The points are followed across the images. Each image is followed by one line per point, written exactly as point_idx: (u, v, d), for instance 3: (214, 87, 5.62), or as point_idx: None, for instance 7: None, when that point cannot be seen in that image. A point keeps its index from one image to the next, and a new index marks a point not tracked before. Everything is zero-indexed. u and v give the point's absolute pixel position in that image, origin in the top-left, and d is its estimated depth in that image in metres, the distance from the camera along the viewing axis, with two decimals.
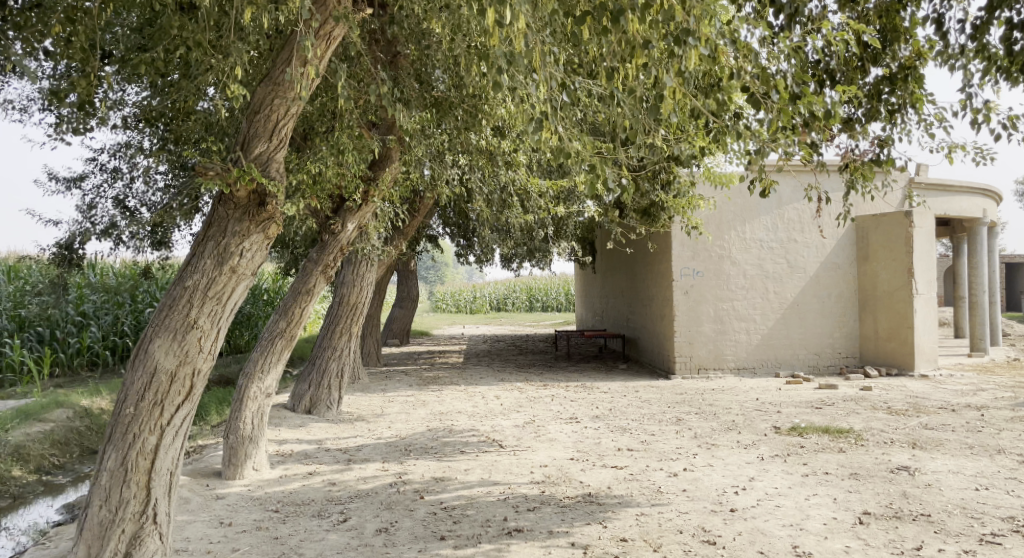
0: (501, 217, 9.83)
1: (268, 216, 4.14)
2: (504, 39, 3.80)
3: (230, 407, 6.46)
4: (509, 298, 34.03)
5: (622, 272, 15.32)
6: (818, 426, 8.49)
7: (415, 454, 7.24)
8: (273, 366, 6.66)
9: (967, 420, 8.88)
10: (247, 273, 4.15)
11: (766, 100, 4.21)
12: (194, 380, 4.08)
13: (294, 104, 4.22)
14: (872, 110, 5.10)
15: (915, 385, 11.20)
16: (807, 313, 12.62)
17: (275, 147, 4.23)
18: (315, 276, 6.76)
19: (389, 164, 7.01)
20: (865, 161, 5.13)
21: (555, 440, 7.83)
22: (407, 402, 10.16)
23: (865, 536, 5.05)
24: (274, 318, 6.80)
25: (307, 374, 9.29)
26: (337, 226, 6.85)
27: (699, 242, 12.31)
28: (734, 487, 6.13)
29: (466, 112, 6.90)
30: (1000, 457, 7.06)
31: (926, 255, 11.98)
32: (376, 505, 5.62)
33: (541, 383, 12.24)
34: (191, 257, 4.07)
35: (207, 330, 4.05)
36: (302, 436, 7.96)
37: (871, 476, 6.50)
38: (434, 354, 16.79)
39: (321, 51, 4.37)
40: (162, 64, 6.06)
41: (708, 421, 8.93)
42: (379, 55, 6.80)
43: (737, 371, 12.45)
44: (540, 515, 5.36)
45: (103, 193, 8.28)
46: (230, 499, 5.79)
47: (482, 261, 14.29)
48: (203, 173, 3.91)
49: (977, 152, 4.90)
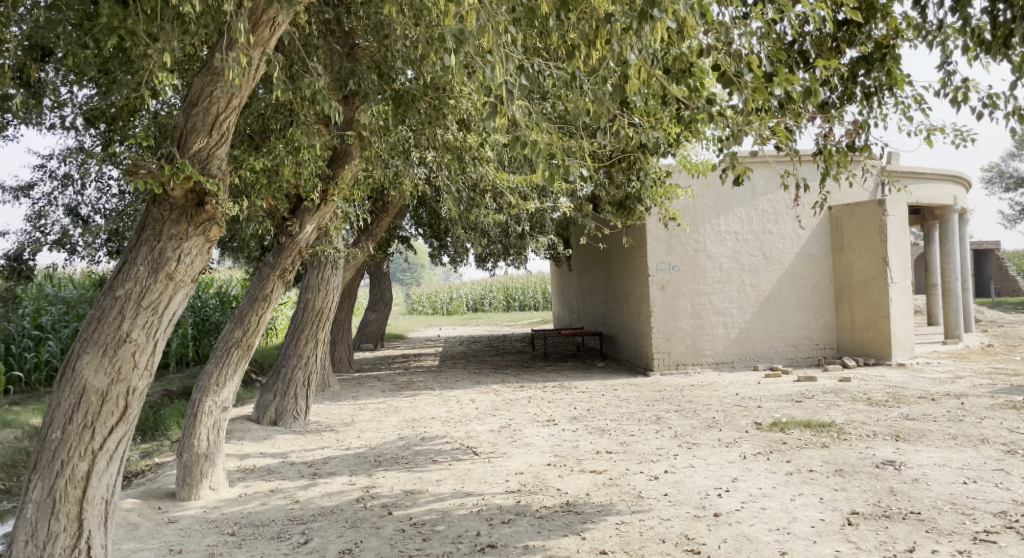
0: (470, 215, 9.51)
1: (207, 217, 3.81)
2: (454, 23, 3.62)
3: (184, 424, 6.10)
4: (486, 298, 33.69)
5: (597, 269, 15.08)
6: (799, 421, 8.28)
7: (385, 465, 6.91)
8: (231, 378, 6.31)
9: (948, 409, 8.75)
10: (186, 280, 3.82)
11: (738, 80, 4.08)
12: (129, 399, 3.75)
13: (234, 95, 3.87)
14: (849, 93, 4.92)
15: (893, 375, 11.08)
16: (783, 305, 12.46)
17: (216, 142, 3.90)
18: (272, 282, 6.31)
19: (349, 162, 6.64)
20: (843, 147, 4.92)
21: (531, 445, 7.55)
22: (379, 410, 9.82)
23: (855, 539, 4.82)
24: (230, 326, 6.42)
25: (271, 383, 8.86)
26: (294, 227, 6.39)
27: (674, 235, 12.10)
28: (718, 490, 5.89)
29: (429, 106, 6.51)
30: (985, 448, 6.89)
31: (900, 245, 11.89)
32: (341, 523, 5.30)
33: (518, 384, 11.96)
34: (122, 264, 3.72)
35: (141, 343, 3.72)
36: (266, 450, 7.61)
37: (857, 472, 6.30)
38: (408, 358, 16.45)
39: (262, 39, 3.99)
40: (104, 57, 5.64)
41: (688, 419, 8.69)
42: (335, 46, 6.54)
43: (715, 365, 12.27)
44: (516, 528, 5.07)
45: (54, 201, 7.85)
46: (183, 522, 5.45)
47: (456, 262, 13.97)
48: (133, 171, 3.59)
49: (956, 135, 4.80)
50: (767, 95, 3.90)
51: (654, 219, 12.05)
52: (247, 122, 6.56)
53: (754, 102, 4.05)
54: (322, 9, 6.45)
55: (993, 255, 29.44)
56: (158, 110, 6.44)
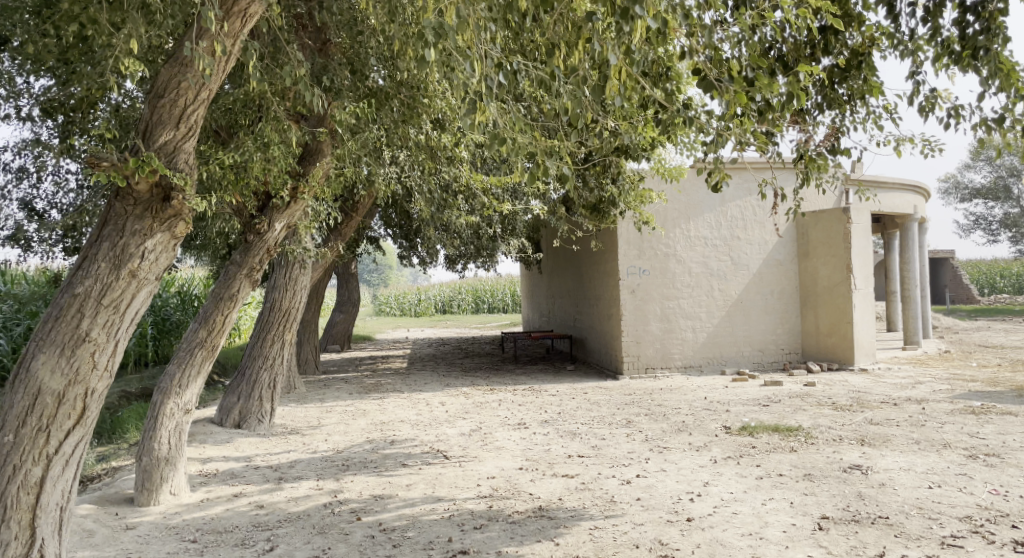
0: (443, 216, 9.38)
1: (173, 213, 3.68)
2: (434, 16, 3.54)
3: (143, 426, 5.90)
4: (454, 301, 33.54)
5: (568, 272, 15.07)
6: (767, 425, 8.32)
7: (353, 469, 6.77)
8: (193, 380, 6.11)
9: (910, 414, 8.88)
10: (149, 277, 3.67)
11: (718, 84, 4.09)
12: (88, 401, 3.59)
13: (205, 88, 3.74)
14: (824, 100, 4.95)
15: (856, 380, 11.24)
16: (750, 310, 12.57)
17: (183, 135, 3.77)
18: (239, 281, 6.13)
19: (321, 160, 6.42)
20: (818, 153, 5.00)
21: (502, 449, 7.47)
22: (346, 413, 9.66)
23: (826, 544, 4.82)
24: (194, 327, 6.23)
25: (235, 385, 8.66)
26: (262, 225, 6.17)
27: (645, 239, 12.12)
28: (690, 494, 5.87)
29: (403, 104, 6.41)
30: (948, 452, 7.00)
31: (863, 253, 12.10)
32: (308, 529, 5.16)
33: (488, 387, 11.86)
34: (81, 260, 3.56)
35: (102, 343, 3.57)
36: (229, 453, 7.41)
37: (826, 476, 6.33)
38: (376, 360, 16.26)
39: (233, 29, 3.86)
40: (63, 46, 5.43)
41: (658, 423, 8.69)
42: (307, 41, 6.41)
43: (684, 369, 12.31)
44: (488, 534, 4.98)
45: (7, 194, 7.56)
46: (141, 529, 5.26)
47: (426, 262, 13.84)
48: (94, 163, 3.44)
49: (924, 144, 5.01)
50: (750, 97, 3.93)
51: (626, 223, 12.06)
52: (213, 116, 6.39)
53: (733, 104, 4.04)
54: (294, 3, 6.32)
55: (949, 264, 30.16)
56: (120, 102, 6.24)
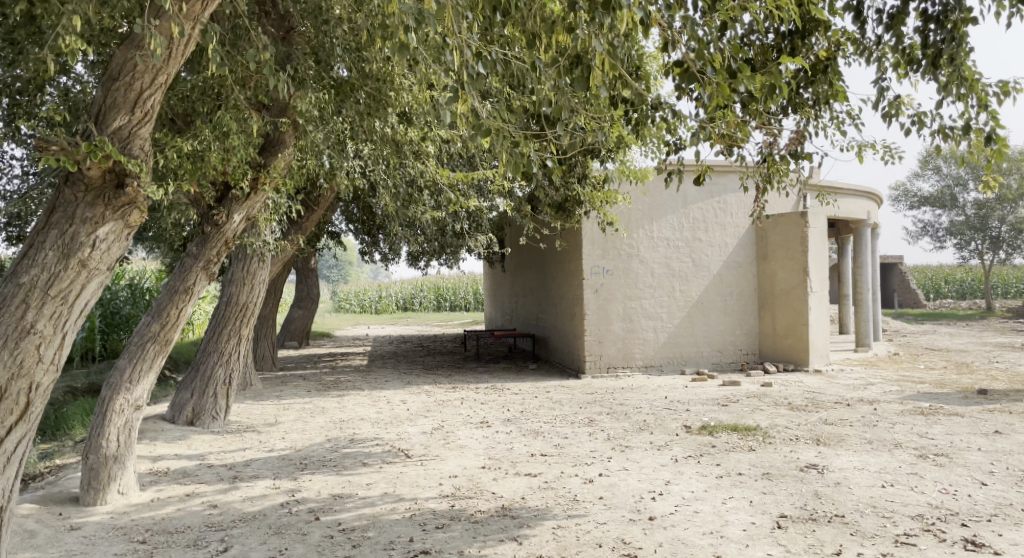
0: (408, 212, 9.25)
1: (127, 201, 3.53)
2: (409, 3, 3.46)
3: (91, 422, 5.69)
4: (416, 298, 33.31)
5: (532, 271, 15.05)
6: (726, 424, 8.40)
7: (311, 468, 6.63)
8: (145, 375, 5.89)
9: (863, 414, 9.06)
10: (101, 268, 3.52)
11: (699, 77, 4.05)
12: (32, 396, 3.43)
13: (161, 73, 3.59)
14: (789, 104, 4.97)
15: (811, 381, 11.44)
16: (710, 311, 12.70)
17: (139, 120, 3.61)
18: (194, 273, 5.91)
19: (282, 151, 6.14)
20: (783, 156, 5.03)
21: (464, 447, 7.40)
22: (304, 410, 9.49)
23: (785, 542, 4.87)
24: (146, 320, 6.00)
25: (189, 381, 8.43)
26: (221, 217, 5.97)
27: (609, 239, 12.16)
28: (651, 493, 5.89)
29: (369, 96, 6.26)
30: (900, 452, 7.15)
31: (819, 255, 12.34)
32: (264, 529, 5.03)
33: (450, 385, 11.77)
34: (27, 249, 3.38)
35: (48, 336, 3.41)
36: (182, 451, 7.21)
37: (783, 475, 6.41)
38: (336, 357, 16.02)
39: (193, 10, 3.72)
40: (8, 26, 5.20)
41: (620, 422, 8.71)
42: (271, 29, 6.24)
43: (645, 369, 12.37)
44: (450, 533, 4.92)
45: None
46: (88, 529, 5.07)
47: (388, 259, 13.67)
48: (42, 147, 3.28)
49: (884, 150, 5.12)
50: (735, 89, 3.90)
51: (591, 223, 12.07)
52: (170, 104, 6.18)
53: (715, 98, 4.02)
54: None
55: (899, 269, 30.96)
56: (71, 87, 6.00)
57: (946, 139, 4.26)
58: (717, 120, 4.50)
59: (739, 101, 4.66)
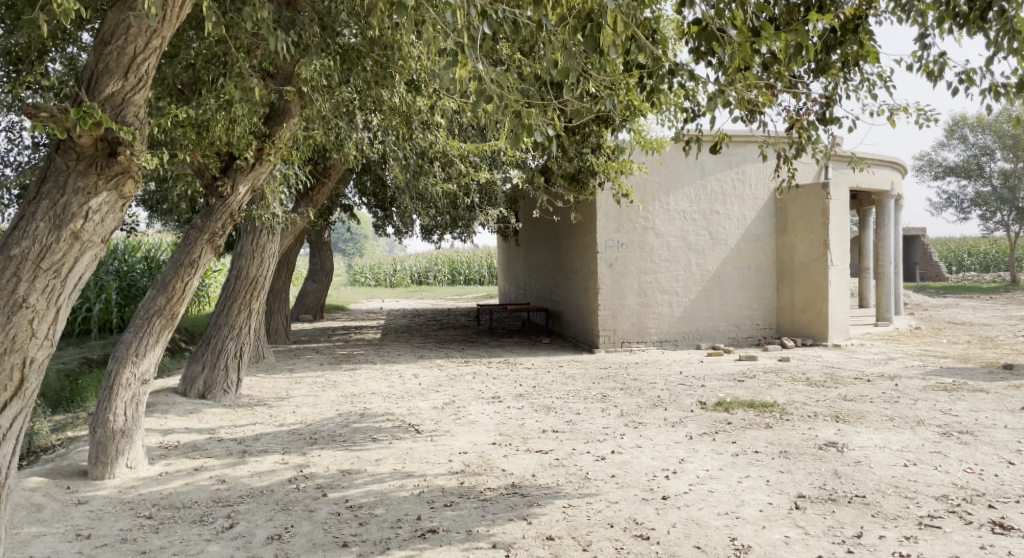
0: (418, 183, 9.06)
1: (120, 170, 3.41)
2: None
3: (99, 396, 5.64)
4: (431, 272, 33.27)
5: (546, 245, 14.87)
6: (743, 401, 8.23)
7: (320, 443, 6.57)
8: (152, 349, 5.80)
9: (884, 390, 8.86)
10: (95, 240, 3.41)
11: (722, 34, 3.83)
12: (26, 371, 3.30)
13: (156, 35, 3.45)
14: (817, 67, 4.74)
15: (829, 355, 11.24)
16: (727, 285, 12.47)
17: (133, 85, 3.48)
18: (200, 247, 5.76)
19: (287, 120, 6.09)
20: (812, 120, 4.80)
21: (476, 423, 7.30)
22: (316, 384, 9.45)
23: (803, 524, 4.72)
24: (152, 294, 5.91)
25: (200, 353, 8.38)
26: (225, 188, 5.78)
27: (623, 212, 11.95)
28: (665, 471, 5.76)
29: (376, 64, 6.06)
30: (922, 429, 6.96)
31: (840, 228, 12.05)
32: (270, 506, 4.96)
33: (462, 359, 11.69)
34: (16, 221, 3.26)
35: (40, 310, 3.30)
36: (192, 425, 7.17)
37: (801, 454, 6.26)
38: (350, 330, 16.01)
39: None
40: None
41: (634, 397, 8.59)
42: None
43: (660, 344, 12.21)
44: (459, 511, 4.83)
45: None
46: (94, 504, 5.03)
47: (401, 232, 13.54)
48: (31, 113, 3.17)
49: (918, 114, 4.87)
50: (761, 44, 3.68)
51: (605, 195, 11.84)
52: (174, 73, 6.04)
53: (739, 58, 3.79)
54: None
55: (920, 242, 30.44)
56: (74, 56, 5.88)
57: (999, 97, 4.02)
58: (738, 83, 4.28)
59: (762, 63, 4.44)
